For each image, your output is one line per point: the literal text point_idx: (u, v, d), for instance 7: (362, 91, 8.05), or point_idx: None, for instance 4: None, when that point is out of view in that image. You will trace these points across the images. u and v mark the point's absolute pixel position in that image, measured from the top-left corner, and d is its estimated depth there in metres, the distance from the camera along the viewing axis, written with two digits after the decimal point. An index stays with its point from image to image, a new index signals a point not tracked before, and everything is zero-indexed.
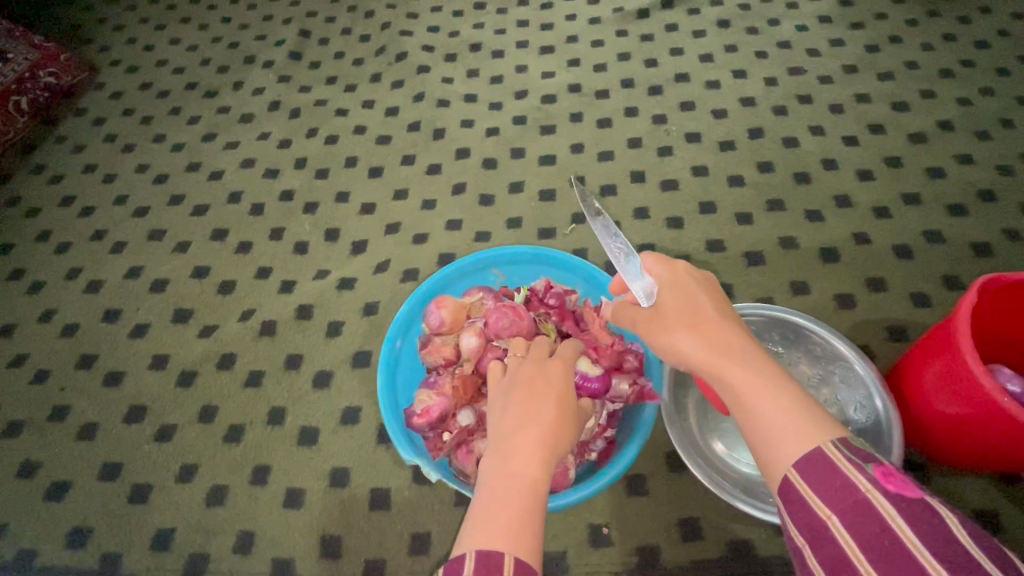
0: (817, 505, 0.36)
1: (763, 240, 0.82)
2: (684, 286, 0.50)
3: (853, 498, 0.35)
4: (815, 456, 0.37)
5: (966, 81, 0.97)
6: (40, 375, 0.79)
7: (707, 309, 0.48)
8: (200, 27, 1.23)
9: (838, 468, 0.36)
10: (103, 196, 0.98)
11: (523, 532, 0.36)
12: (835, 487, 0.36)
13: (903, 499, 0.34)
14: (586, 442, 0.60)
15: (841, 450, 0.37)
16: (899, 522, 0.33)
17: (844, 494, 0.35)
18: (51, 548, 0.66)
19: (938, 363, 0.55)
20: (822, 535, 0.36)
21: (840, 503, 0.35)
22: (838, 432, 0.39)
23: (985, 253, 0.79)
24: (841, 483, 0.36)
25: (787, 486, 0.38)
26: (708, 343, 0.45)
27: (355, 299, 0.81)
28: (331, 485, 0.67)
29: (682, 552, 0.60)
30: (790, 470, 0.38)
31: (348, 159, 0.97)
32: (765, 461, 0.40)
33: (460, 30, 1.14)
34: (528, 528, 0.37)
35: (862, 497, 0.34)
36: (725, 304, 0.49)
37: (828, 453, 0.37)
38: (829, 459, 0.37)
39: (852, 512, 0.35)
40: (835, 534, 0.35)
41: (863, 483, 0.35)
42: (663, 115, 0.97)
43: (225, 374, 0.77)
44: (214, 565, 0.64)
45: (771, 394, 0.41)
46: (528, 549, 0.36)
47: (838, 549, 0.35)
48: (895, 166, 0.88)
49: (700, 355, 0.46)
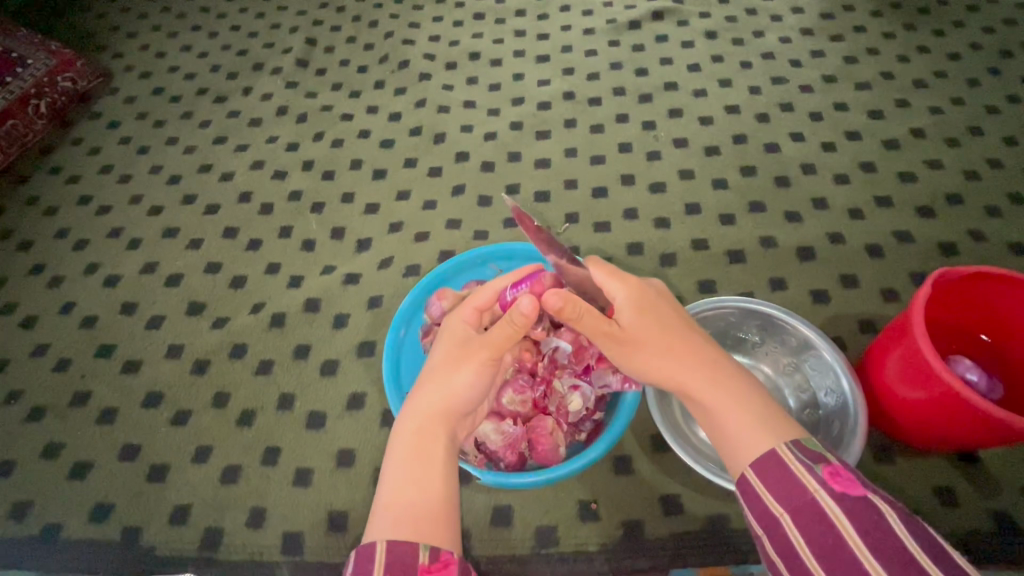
0: (773, 505, 0.42)
1: (745, 240, 0.88)
2: (639, 296, 0.54)
3: (804, 498, 0.41)
4: (770, 457, 0.44)
5: (938, 91, 1.02)
6: (61, 363, 0.84)
7: (657, 321, 0.53)
8: (211, 34, 1.28)
9: (791, 470, 0.42)
10: (119, 195, 1.03)
11: (399, 522, 0.45)
12: (789, 488, 0.42)
13: (846, 499, 0.40)
14: (576, 423, 0.65)
15: (794, 452, 0.43)
16: (842, 520, 0.39)
17: (796, 494, 0.41)
18: (74, 524, 0.71)
19: (899, 351, 0.60)
20: (777, 530, 0.42)
21: (791, 502, 0.41)
22: (794, 435, 0.45)
23: (951, 252, 0.84)
24: (793, 484, 0.42)
25: (745, 484, 0.44)
26: (691, 363, 0.51)
27: (360, 294, 0.86)
28: (338, 465, 0.72)
29: (664, 526, 0.65)
30: (746, 470, 0.45)
31: (354, 162, 1.02)
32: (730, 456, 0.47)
33: (460, 40, 1.19)
34: (406, 516, 0.45)
35: (811, 498, 0.41)
36: (673, 315, 0.54)
37: (782, 455, 0.44)
38: (784, 462, 0.43)
39: (802, 510, 0.41)
40: (787, 530, 0.41)
41: (813, 485, 0.41)
42: (652, 122, 1.03)
43: (237, 363, 0.81)
44: (228, 539, 0.68)
45: (735, 403, 0.48)
46: (405, 533, 0.44)
47: (788, 542, 0.41)
48: (870, 171, 0.94)
49: (687, 376, 0.51)
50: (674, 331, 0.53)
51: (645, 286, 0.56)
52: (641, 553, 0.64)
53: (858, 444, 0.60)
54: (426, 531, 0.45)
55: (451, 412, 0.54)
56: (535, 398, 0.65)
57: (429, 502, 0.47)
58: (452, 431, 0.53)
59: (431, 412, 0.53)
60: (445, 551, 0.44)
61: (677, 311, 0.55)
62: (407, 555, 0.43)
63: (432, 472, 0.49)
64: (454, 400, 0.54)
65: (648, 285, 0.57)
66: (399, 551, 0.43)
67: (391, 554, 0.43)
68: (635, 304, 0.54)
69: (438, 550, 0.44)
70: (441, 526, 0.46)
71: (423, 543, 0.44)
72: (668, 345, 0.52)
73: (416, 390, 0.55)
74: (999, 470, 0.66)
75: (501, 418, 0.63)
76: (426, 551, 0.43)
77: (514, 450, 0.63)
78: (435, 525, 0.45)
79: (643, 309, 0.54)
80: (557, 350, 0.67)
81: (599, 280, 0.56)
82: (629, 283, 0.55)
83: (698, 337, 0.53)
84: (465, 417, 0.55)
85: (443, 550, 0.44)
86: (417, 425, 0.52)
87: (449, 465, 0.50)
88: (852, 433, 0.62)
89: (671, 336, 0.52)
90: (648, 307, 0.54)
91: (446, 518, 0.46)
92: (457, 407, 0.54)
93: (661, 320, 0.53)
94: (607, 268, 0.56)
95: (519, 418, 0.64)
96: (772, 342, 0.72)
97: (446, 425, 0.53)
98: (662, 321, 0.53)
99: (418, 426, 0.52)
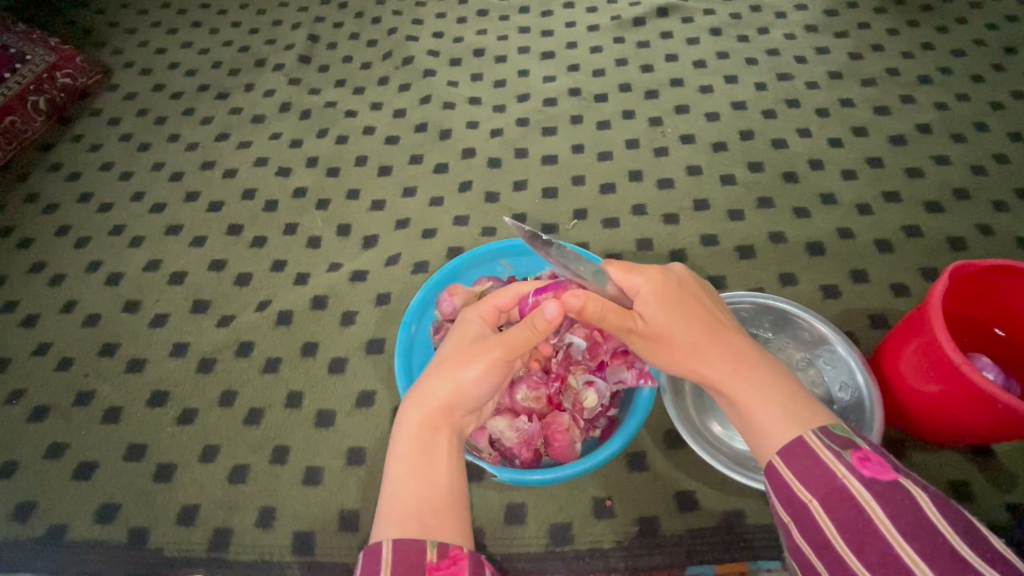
0: (800, 491, 0.41)
1: (754, 235, 0.87)
2: (663, 289, 0.53)
3: (832, 484, 0.40)
4: (796, 445, 0.42)
5: (943, 87, 1.03)
6: (64, 362, 0.82)
7: (685, 313, 0.52)
8: (211, 31, 1.27)
9: (819, 457, 0.41)
10: (121, 192, 1.01)
11: (403, 519, 0.43)
12: (816, 475, 0.41)
13: (876, 484, 0.38)
14: (591, 419, 0.65)
15: (821, 438, 0.42)
16: (873, 505, 0.38)
17: (823, 481, 0.40)
18: (79, 525, 0.69)
19: (915, 344, 0.59)
20: (806, 517, 0.40)
21: (820, 489, 0.40)
22: (821, 422, 0.43)
23: (959, 247, 0.84)
24: (821, 471, 0.40)
25: (772, 471, 0.43)
26: (725, 360, 0.49)
27: (367, 291, 0.85)
28: (348, 463, 0.71)
29: (679, 522, 0.64)
30: (774, 458, 0.43)
31: (359, 158, 1.01)
32: (757, 448, 0.46)
33: (464, 36, 1.19)
34: (411, 513, 0.44)
35: (840, 484, 0.39)
36: (701, 307, 0.53)
37: (809, 441, 0.42)
38: (811, 449, 0.42)
39: (831, 497, 0.39)
40: (817, 516, 0.40)
41: (842, 470, 0.40)
42: (658, 118, 1.03)
43: (243, 361, 0.80)
44: (238, 539, 0.67)
45: (757, 391, 0.47)
46: (408, 530, 0.42)
47: (819, 530, 0.40)
48: (877, 166, 0.94)
49: (721, 374, 0.49)
50: (696, 323, 0.52)
51: (668, 277, 0.55)
52: (657, 549, 0.63)
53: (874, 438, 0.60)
54: (432, 526, 0.43)
55: (452, 408, 0.53)
56: (550, 395, 0.65)
57: (433, 498, 0.45)
58: (455, 425, 0.52)
59: (434, 407, 0.52)
60: (454, 547, 0.42)
61: (702, 301, 0.54)
62: (415, 552, 0.41)
63: (436, 467, 0.48)
64: (460, 394, 0.53)
65: (670, 271, 0.56)
66: (407, 548, 0.41)
67: (399, 552, 0.41)
68: (661, 297, 0.53)
69: (446, 545, 0.42)
70: (447, 521, 0.44)
71: (430, 540, 0.42)
72: (691, 338, 0.51)
73: (419, 383, 0.54)
74: (1013, 463, 0.66)
75: (515, 415, 0.63)
76: (435, 547, 0.42)
77: (530, 447, 0.63)
78: (441, 521, 0.44)
79: (666, 302, 0.53)
80: (571, 347, 0.67)
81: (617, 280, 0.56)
82: (651, 275, 0.54)
83: (725, 329, 0.52)
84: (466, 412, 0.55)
85: (451, 546, 0.42)
86: (420, 420, 0.51)
87: (451, 461, 0.49)
88: (869, 427, 0.61)
89: (695, 330, 0.51)
90: (672, 300, 0.53)
91: (451, 514, 0.45)
92: (461, 402, 0.54)
93: (688, 312, 0.52)
94: (621, 263, 0.56)
95: (534, 415, 0.64)
96: (784, 339, 0.71)
97: (448, 422, 0.52)
98: (687, 313, 0.52)
99: (421, 420, 0.51)
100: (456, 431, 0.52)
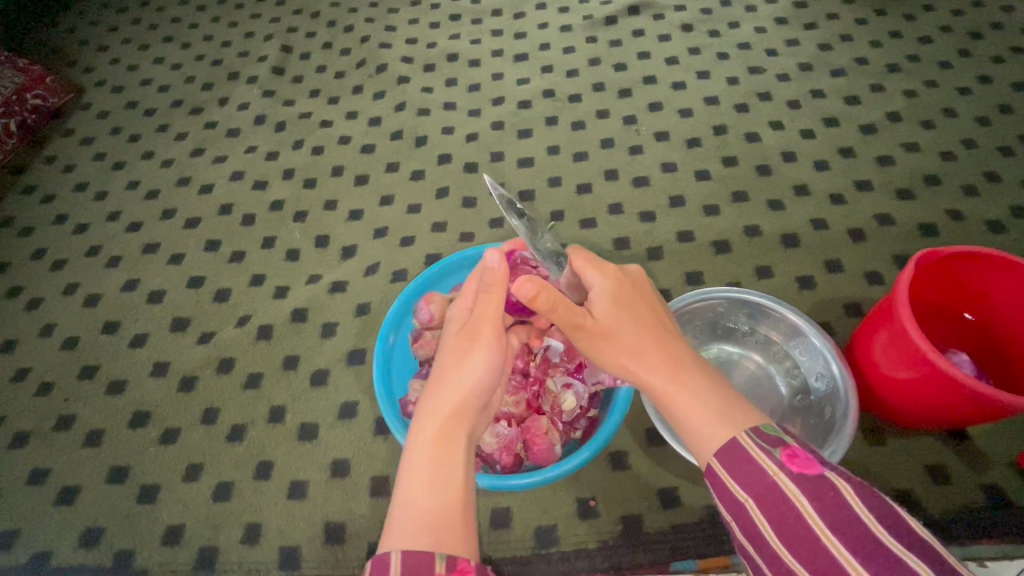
0: (737, 490, 0.41)
1: (729, 229, 0.88)
2: (618, 288, 0.54)
3: (764, 482, 0.40)
4: (732, 447, 0.42)
5: (912, 75, 1.04)
6: (43, 388, 0.82)
7: (630, 313, 0.52)
8: (183, 45, 1.26)
9: (751, 457, 0.41)
10: (96, 212, 1.01)
11: (416, 535, 0.40)
12: (750, 473, 0.40)
13: (805, 480, 0.38)
14: (571, 421, 0.66)
15: (754, 439, 0.41)
16: (800, 500, 0.38)
17: (756, 479, 0.40)
18: (63, 550, 0.69)
19: (884, 334, 0.60)
20: (743, 514, 0.41)
21: (753, 487, 0.40)
22: (754, 422, 0.43)
23: (932, 232, 0.85)
24: (753, 469, 0.40)
25: (712, 473, 0.43)
26: (671, 360, 0.49)
27: (347, 301, 0.85)
28: (332, 476, 0.71)
29: (663, 518, 0.65)
30: (711, 460, 0.42)
31: (334, 169, 1.01)
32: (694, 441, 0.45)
33: (437, 41, 1.18)
34: (427, 529, 0.41)
35: (771, 482, 0.39)
36: (648, 305, 0.54)
37: (742, 443, 0.42)
38: (744, 449, 0.41)
39: (764, 495, 0.39)
40: (752, 513, 0.40)
41: (772, 468, 0.39)
42: (632, 116, 1.03)
43: (225, 378, 0.80)
44: (224, 558, 0.67)
45: (691, 395, 0.46)
46: (422, 544, 0.39)
47: (755, 525, 0.40)
48: (848, 156, 0.94)
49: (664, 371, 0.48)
50: (642, 324, 0.52)
51: (623, 276, 0.55)
52: (639, 547, 0.63)
53: (849, 425, 0.60)
54: (443, 539, 0.40)
55: (467, 408, 0.50)
56: (529, 398, 0.66)
57: (448, 509, 0.42)
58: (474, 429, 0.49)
59: (446, 414, 0.49)
60: (461, 559, 0.39)
61: (652, 305, 0.54)
62: (423, 560, 0.38)
63: (451, 477, 0.44)
64: (470, 395, 0.50)
65: (626, 273, 0.56)
66: (417, 558, 0.38)
67: (408, 562, 0.38)
68: (611, 295, 0.53)
69: (455, 558, 0.39)
70: (461, 532, 0.41)
71: (439, 551, 0.39)
72: (637, 337, 0.51)
73: (431, 389, 0.51)
74: (985, 444, 0.68)
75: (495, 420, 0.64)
76: (443, 559, 0.39)
77: (510, 451, 0.63)
78: (455, 533, 0.41)
79: (619, 300, 0.53)
80: (549, 350, 0.68)
81: (578, 267, 0.56)
82: (607, 274, 0.55)
83: (665, 328, 0.52)
84: (483, 411, 0.51)
85: (460, 558, 0.39)
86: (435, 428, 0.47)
87: (467, 469, 0.46)
88: (844, 416, 0.61)
89: (640, 328, 0.51)
90: (624, 298, 0.53)
91: (464, 525, 0.42)
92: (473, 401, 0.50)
93: (634, 313, 0.52)
94: (579, 250, 0.57)
95: (513, 420, 0.64)
96: (763, 329, 0.72)
97: (467, 425, 0.48)
98: (634, 314, 0.52)
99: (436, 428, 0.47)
100: (472, 437, 0.48)
